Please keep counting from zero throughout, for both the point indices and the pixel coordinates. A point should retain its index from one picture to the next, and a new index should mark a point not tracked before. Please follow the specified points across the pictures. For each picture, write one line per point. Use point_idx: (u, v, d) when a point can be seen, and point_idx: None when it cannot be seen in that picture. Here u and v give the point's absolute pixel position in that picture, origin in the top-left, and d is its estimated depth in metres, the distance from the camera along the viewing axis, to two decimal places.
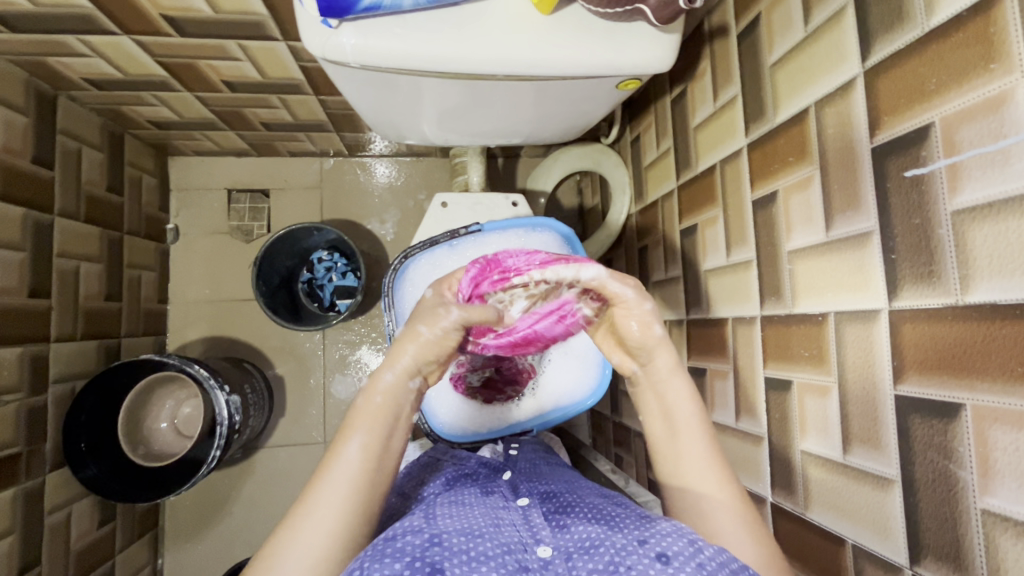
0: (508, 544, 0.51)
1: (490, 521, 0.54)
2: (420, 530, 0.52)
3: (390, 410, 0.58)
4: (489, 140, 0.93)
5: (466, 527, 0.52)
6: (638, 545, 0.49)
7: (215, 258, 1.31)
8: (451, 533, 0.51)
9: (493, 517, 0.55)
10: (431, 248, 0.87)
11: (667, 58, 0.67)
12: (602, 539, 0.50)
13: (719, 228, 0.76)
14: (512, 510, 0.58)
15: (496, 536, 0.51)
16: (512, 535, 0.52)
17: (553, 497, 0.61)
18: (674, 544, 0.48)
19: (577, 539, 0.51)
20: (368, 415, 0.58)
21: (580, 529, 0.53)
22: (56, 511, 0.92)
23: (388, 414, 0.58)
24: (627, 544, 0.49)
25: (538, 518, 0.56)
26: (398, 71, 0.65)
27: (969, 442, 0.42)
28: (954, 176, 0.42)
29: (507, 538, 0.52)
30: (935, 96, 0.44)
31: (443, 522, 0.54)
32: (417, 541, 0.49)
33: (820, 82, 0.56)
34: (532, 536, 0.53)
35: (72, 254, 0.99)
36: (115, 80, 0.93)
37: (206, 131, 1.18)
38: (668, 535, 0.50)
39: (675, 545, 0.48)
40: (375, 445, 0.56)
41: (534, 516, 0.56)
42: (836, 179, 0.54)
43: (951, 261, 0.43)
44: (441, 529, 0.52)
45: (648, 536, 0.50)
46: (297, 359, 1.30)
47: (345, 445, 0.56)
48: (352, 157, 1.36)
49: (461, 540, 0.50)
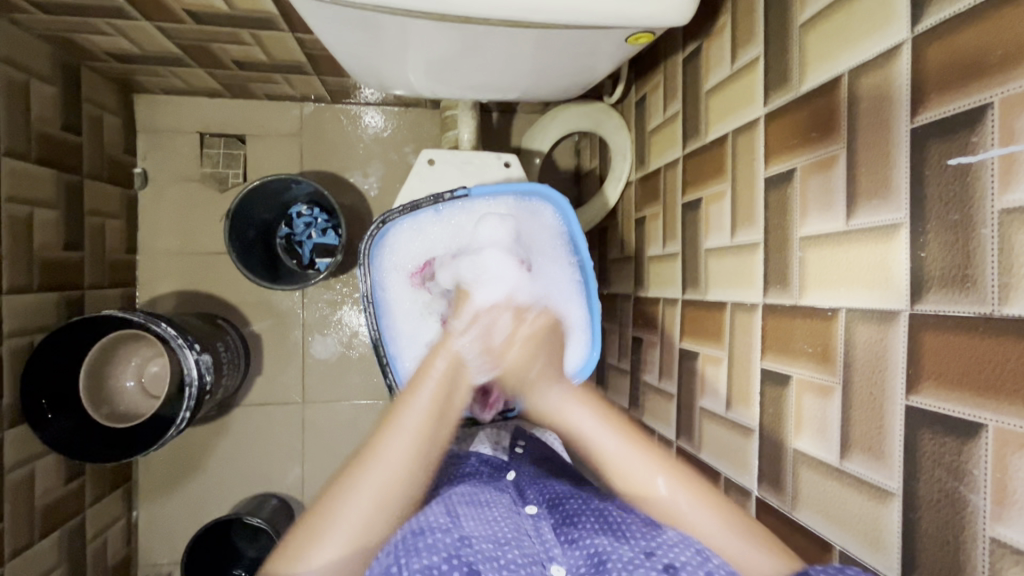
0: (533, 555, 0.53)
1: (512, 529, 0.56)
2: (449, 529, 0.53)
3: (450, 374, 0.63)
4: (481, 94, 0.84)
5: (493, 535, 0.54)
6: (644, 557, 0.50)
7: (187, 207, 1.23)
8: (480, 537, 0.53)
9: (513, 524, 0.57)
10: (414, 212, 0.81)
11: (686, 10, 0.59)
12: (610, 552, 0.51)
13: (725, 205, 0.70)
14: (525, 518, 0.59)
15: (519, 545, 0.54)
16: (531, 547, 0.54)
17: (558, 502, 0.63)
18: (681, 555, 0.49)
19: (586, 553, 0.53)
20: (410, 409, 0.59)
21: (589, 541, 0.54)
22: (17, 468, 0.88)
23: (437, 403, 0.60)
24: (633, 557, 0.50)
25: (548, 531, 0.57)
26: (377, 9, 0.57)
27: (985, 466, 0.38)
28: (1007, 169, 0.37)
29: (529, 548, 0.54)
30: (996, 72, 0.38)
31: (469, 525, 0.54)
32: (448, 540, 0.51)
33: (858, 48, 0.49)
34: (545, 551, 0.54)
35: (24, 199, 0.91)
36: (62, 4, 0.82)
37: (172, 67, 1.07)
38: (674, 545, 0.51)
39: (682, 556, 0.49)
40: (414, 444, 0.57)
41: (546, 528, 0.58)
42: (866, 161, 0.48)
43: (991, 267, 0.38)
44: (469, 533, 0.53)
45: (654, 548, 0.51)
46: (275, 317, 1.25)
47: (391, 430, 0.58)
48: (335, 104, 1.26)
49: (490, 547, 0.51)
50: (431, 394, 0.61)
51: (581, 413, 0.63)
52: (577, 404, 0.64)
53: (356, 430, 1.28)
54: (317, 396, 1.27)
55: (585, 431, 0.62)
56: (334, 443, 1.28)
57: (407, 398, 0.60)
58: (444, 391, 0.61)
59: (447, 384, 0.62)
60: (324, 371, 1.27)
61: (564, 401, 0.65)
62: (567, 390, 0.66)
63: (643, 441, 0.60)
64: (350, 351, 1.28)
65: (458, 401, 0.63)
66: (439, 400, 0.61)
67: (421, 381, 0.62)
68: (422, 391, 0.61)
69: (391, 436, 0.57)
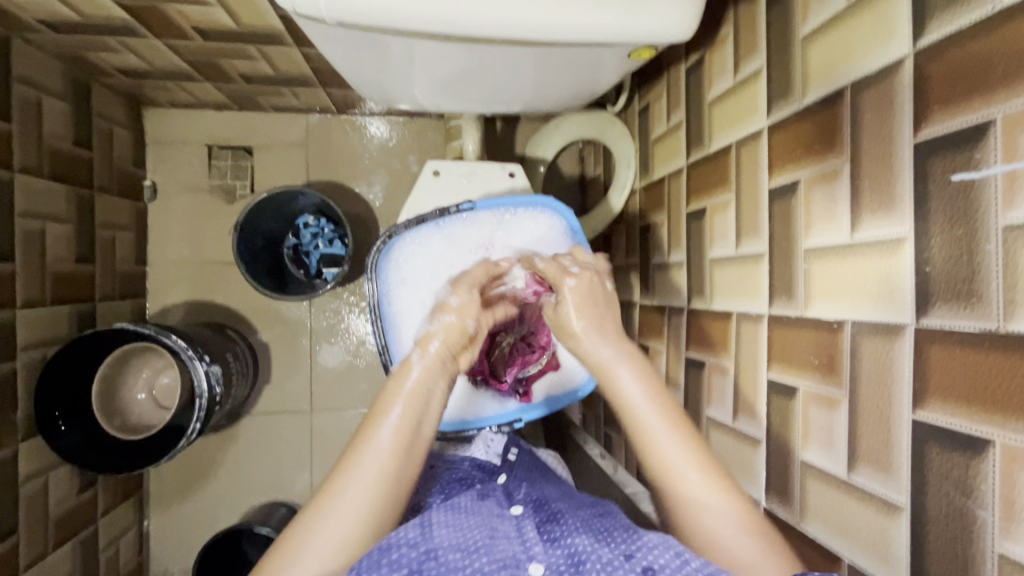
0: (505, 559, 0.49)
1: (486, 534, 0.53)
2: (417, 543, 0.50)
3: (420, 396, 0.61)
4: (486, 108, 0.85)
5: (463, 542, 0.51)
6: (623, 560, 0.48)
7: (195, 218, 1.24)
8: (447, 548, 0.50)
9: (489, 529, 0.54)
10: (418, 226, 0.81)
11: (688, 26, 0.59)
12: (589, 552, 0.49)
13: (729, 215, 0.70)
14: (507, 520, 0.57)
15: (491, 550, 0.50)
16: (508, 549, 0.51)
17: (546, 505, 0.60)
18: (660, 557, 0.48)
19: (566, 553, 0.50)
20: (375, 445, 0.57)
21: (569, 541, 0.52)
22: (32, 480, 0.89)
23: (402, 439, 0.58)
24: (614, 559, 0.48)
25: (531, 531, 0.54)
26: (382, 31, 0.58)
27: (992, 481, 0.38)
28: (1011, 186, 0.37)
29: (502, 552, 0.50)
30: (998, 89, 0.38)
31: (438, 534, 0.52)
32: (414, 554, 0.49)
33: (861, 63, 0.50)
34: (524, 551, 0.51)
35: (36, 214, 0.92)
36: (73, 23, 0.84)
37: (180, 82, 1.09)
38: (655, 548, 0.49)
39: (662, 559, 0.48)
40: (379, 481, 0.55)
41: (528, 527, 0.55)
42: (870, 173, 0.48)
43: (996, 283, 0.38)
44: (437, 544, 0.51)
45: (634, 551, 0.49)
46: (282, 326, 1.26)
47: (351, 468, 0.56)
48: (341, 114, 1.27)
49: (457, 556, 0.49)
50: (397, 423, 0.58)
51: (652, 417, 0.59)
52: (631, 376, 0.62)
53: None
54: (326, 404, 1.28)
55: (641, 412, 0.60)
56: (342, 451, 1.28)
57: (373, 429, 0.58)
58: (409, 423, 0.59)
59: (415, 410, 0.60)
60: (332, 380, 1.28)
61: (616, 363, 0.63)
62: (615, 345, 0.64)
63: (684, 430, 0.59)
64: (357, 360, 1.29)
65: (431, 422, 0.61)
66: (404, 429, 0.58)
67: (384, 413, 0.59)
68: (388, 422, 0.58)
69: (357, 476, 0.55)
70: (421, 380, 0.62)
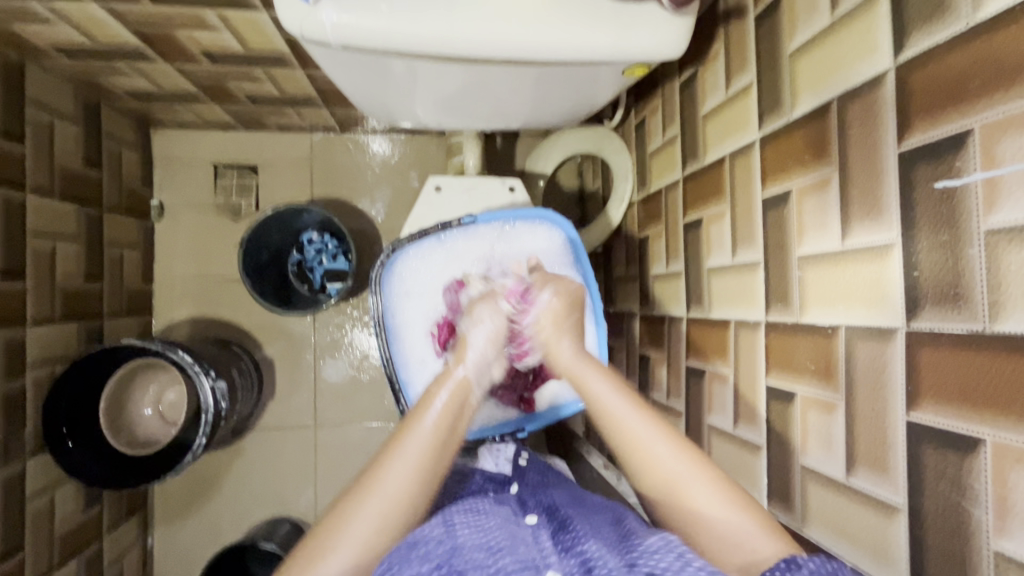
0: (527, 561, 0.50)
1: (507, 536, 0.54)
2: (442, 540, 0.52)
3: (458, 398, 0.62)
4: (486, 125, 0.87)
5: (486, 542, 0.52)
6: (629, 568, 0.48)
7: (201, 236, 1.27)
8: (472, 547, 0.51)
9: (509, 532, 0.55)
10: (420, 239, 0.83)
11: (680, 43, 0.61)
12: (601, 558, 0.49)
13: (725, 225, 0.72)
14: (523, 528, 0.57)
15: (514, 551, 0.51)
16: (527, 553, 0.51)
17: (558, 512, 0.61)
18: (662, 560, 0.47)
19: (579, 560, 0.50)
20: (415, 434, 0.59)
21: (584, 548, 0.52)
22: (39, 496, 0.90)
23: (440, 434, 0.59)
24: (619, 566, 0.48)
25: (547, 540, 0.55)
26: (386, 53, 0.60)
27: (986, 480, 0.39)
28: (991, 191, 0.39)
29: (525, 553, 0.51)
30: (975, 100, 0.40)
31: (463, 535, 0.53)
32: (440, 550, 0.50)
33: (846, 77, 0.52)
34: (542, 557, 0.51)
35: (47, 234, 0.95)
36: (86, 49, 0.87)
37: (189, 104, 1.12)
38: (657, 552, 0.48)
39: (664, 562, 0.47)
40: (417, 470, 0.57)
41: (544, 537, 0.55)
42: (859, 182, 0.50)
43: (981, 285, 0.39)
44: (461, 543, 0.52)
45: (637, 557, 0.49)
46: (287, 341, 1.27)
47: (392, 456, 0.57)
48: (344, 133, 1.30)
49: (481, 556, 0.50)
50: (437, 419, 0.60)
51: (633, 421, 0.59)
52: (630, 410, 0.60)
53: (367, 452, 1.29)
54: (330, 418, 1.28)
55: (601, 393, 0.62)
56: (346, 465, 1.29)
57: (412, 422, 0.60)
58: (447, 419, 0.60)
59: (453, 412, 0.61)
60: (335, 394, 1.29)
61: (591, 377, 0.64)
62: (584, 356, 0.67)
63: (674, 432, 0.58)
64: (361, 374, 1.30)
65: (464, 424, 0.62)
66: (443, 425, 0.60)
67: (424, 408, 0.61)
68: (429, 416, 0.60)
69: (395, 462, 0.56)
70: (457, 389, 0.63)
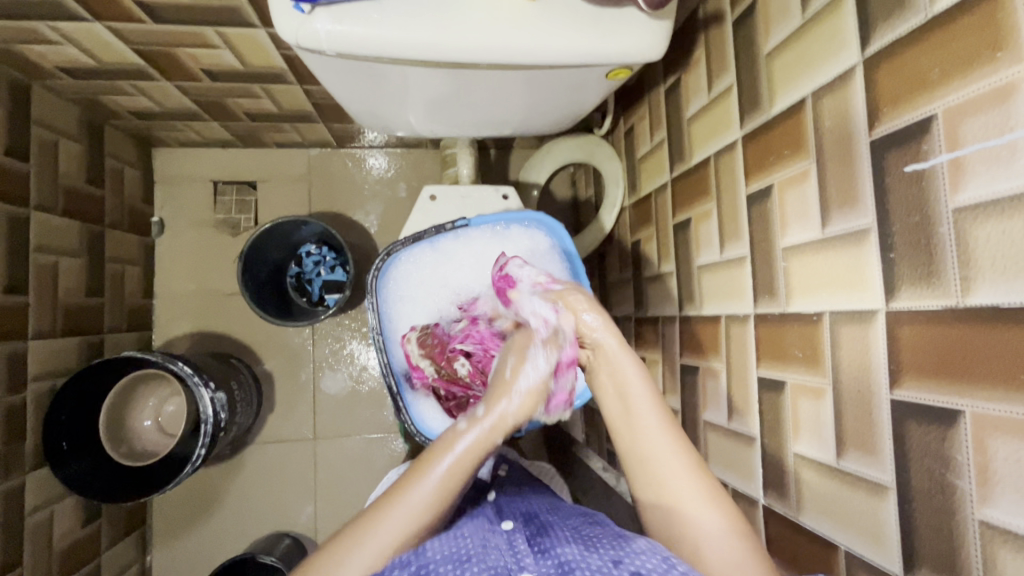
0: (499, 567, 0.49)
1: (476, 545, 0.53)
2: (409, 561, 0.49)
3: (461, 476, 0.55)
4: (476, 131, 0.90)
5: (455, 554, 0.51)
6: (613, 566, 0.48)
7: (201, 252, 1.28)
8: (439, 561, 0.49)
9: (480, 542, 0.54)
10: (414, 244, 0.84)
11: (660, 47, 0.64)
12: (579, 560, 0.49)
13: (712, 223, 0.74)
14: (499, 535, 0.57)
15: (484, 559, 0.50)
16: (498, 560, 0.51)
17: (535, 519, 0.61)
18: (648, 561, 0.47)
19: (555, 562, 0.50)
20: (422, 484, 0.54)
21: (560, 551, 0.51)
22: (38, 511, 0.90)
23: (452, 484, 0.55)
24: (603, 565, 0.48)
25: (522, 544, 0.54)
26: (380, 59, 0.62)
27: (967, 450, 0.40)
28: (957, 171, 0.41)
29: (495, 561, 0.50)
30: (937, 86, 0.42)
31: (431, 549, 0.51)
32: (407, 572, 0.48)
33: (818, 73, 0.54)
34: (516, 561, 0.51)
35: (50, 249, 0.96)
36: (90, 68, 0.90)
37: (189, 121, 1.14)
38: (643, 553, 0.49)
39: (649, 564, 0.47)
40: (421, 515, 0.53)
41: (519, 542, 0.55)
42: (835, 173, 0.52)
43: (952, 262, 0.41)
44: (429, 557, 0.50)
45: (622, 556, 0.49)
46: (286, 354, 1.28)
47: (395, 504, 0.53)
48: (342, 148, 1.33)
49: (449, 567, 0.48)
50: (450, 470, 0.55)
51: (656, 436, 0.57)
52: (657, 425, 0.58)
53: (366, 463, 1.29)
54: (329, 431, 1.29)
55: (651, 449, 0.57)
56: (346, 478, 1.28)
57: (419, 470, 0.55)
58: (461, 469, 0.55)
59: (461, 469, 0.55)
60: (335, 406, 1.29)
61: (630, 379, 0.62)
62: (632, 378, 0.62)
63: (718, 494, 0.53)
64: (360, 385, 1.30)
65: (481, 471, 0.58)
66: (455, 477, 0.55)
67: (440, 453, 0.56)
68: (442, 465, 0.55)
69: (397, 509, 0.53)
70: (480, 440, 0.57)
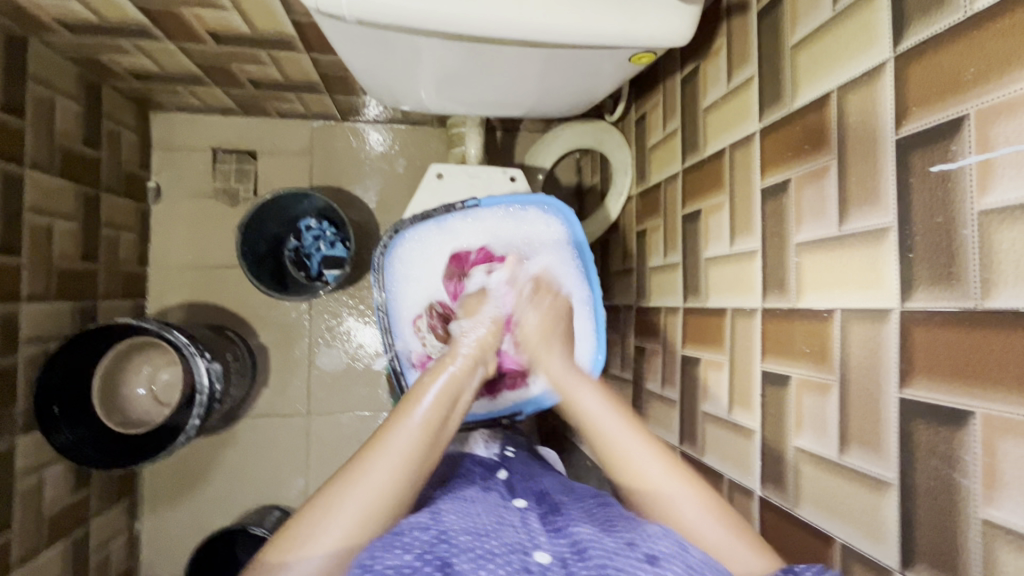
0: (513, 544, 0.49)
1: (493, 520, 0.54)
2: (427, 527, 0.50)
3: (431, 431, 0.58)
4: (487, 110, 0.89)
5: (472, 527, 0.51)
6: (627, 548, 0.47)
7: (199, 220, 1.26)
8: (458, 530, 0.50)
9: (496, 517, 0.55)
10: (422, 222, 0.84)
11: (684, 34, 0.63)
12: (593, 541, 0.48)
13: (724, 215, 0.73)
14: (511, 511, 0.57)
15: (500, 535, 0.51)
16: (513, 537, 0.51)
17: (547, 498, 0.61)
18: (663, 545, 0.47)
19: (570, 541, 0.50)
20: (404, 427, 0.57)
21: (574, 531, 0.51)
22: (27, 475, 0.89)
23: (424, 439, 0.57)
24: (618, 547, 0.47)
25: (536, 523, 0.55)
26: (399, 29, 0.61)
27: (976, 451, 0.41)
28: (985, 174, 0.40)
29: (510, 538, 0.50)
30: (971, 86, 0.42)
31: (449, 519, 0.52)
32: (425, 537, 0.48)
33: (845, 69, 0.53)
34: (530, 539, 0.51)
35: (44, 211, 0.94)
36: (91, 24, 0.86)
37: (191, 86, 1.11)
38: (656, 537, 0.49)
39: (663, 547, 0.47)
40: (403, 464, 0.54)
41: (533, 520, 0.55)
42: (857, 170, 0.51)
43: (974, 265, 0.41)
44: (447, 527, 0.50)
45: (637, 539, 0.49)
46: (282, 328, 1.27)
47: (380, 448, 0.55)
48: (345, 122, 1.30)
49: (466, 539, 0.49)
50: (426, 413, 0.58)
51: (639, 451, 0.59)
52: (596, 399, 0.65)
53: (359, 441, 1.29)
54: (323, 407, 1.28)
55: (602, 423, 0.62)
56: (337, 455, 1.28)
57: (401, 416, 0.58)
58: (437, 417, 0.59)
59: (445, 403, 0.61)
60: (329, 382, 1.28)
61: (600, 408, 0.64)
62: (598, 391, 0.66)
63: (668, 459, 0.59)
64: (355, 363, 1.29)
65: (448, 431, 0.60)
66: (432, 421, 0.58)
67: (415, 400, 0.60)
68: (420, 409, 0.59)
69: (382, 454, 0.54)
70: (447, 386, 0.62)
